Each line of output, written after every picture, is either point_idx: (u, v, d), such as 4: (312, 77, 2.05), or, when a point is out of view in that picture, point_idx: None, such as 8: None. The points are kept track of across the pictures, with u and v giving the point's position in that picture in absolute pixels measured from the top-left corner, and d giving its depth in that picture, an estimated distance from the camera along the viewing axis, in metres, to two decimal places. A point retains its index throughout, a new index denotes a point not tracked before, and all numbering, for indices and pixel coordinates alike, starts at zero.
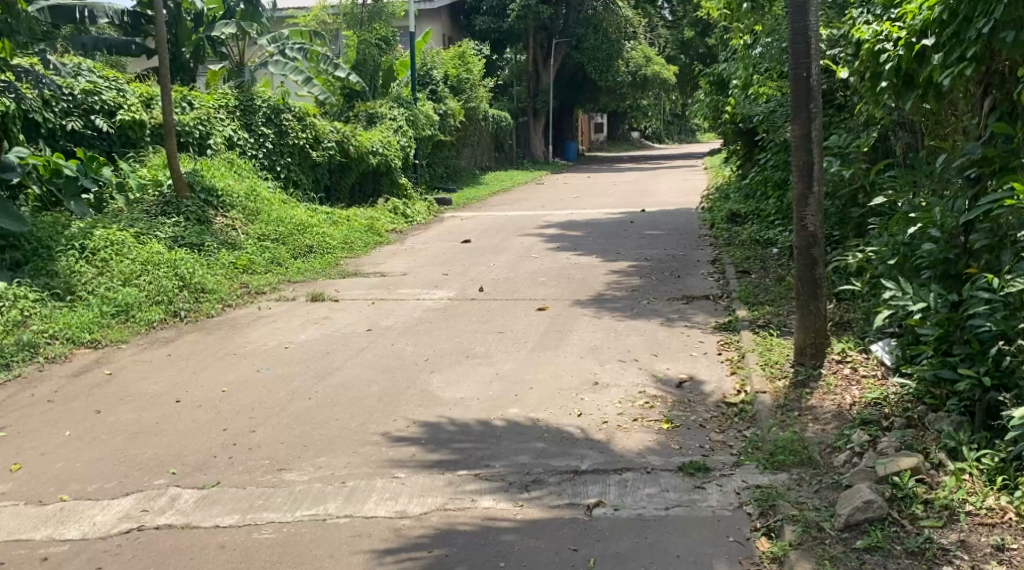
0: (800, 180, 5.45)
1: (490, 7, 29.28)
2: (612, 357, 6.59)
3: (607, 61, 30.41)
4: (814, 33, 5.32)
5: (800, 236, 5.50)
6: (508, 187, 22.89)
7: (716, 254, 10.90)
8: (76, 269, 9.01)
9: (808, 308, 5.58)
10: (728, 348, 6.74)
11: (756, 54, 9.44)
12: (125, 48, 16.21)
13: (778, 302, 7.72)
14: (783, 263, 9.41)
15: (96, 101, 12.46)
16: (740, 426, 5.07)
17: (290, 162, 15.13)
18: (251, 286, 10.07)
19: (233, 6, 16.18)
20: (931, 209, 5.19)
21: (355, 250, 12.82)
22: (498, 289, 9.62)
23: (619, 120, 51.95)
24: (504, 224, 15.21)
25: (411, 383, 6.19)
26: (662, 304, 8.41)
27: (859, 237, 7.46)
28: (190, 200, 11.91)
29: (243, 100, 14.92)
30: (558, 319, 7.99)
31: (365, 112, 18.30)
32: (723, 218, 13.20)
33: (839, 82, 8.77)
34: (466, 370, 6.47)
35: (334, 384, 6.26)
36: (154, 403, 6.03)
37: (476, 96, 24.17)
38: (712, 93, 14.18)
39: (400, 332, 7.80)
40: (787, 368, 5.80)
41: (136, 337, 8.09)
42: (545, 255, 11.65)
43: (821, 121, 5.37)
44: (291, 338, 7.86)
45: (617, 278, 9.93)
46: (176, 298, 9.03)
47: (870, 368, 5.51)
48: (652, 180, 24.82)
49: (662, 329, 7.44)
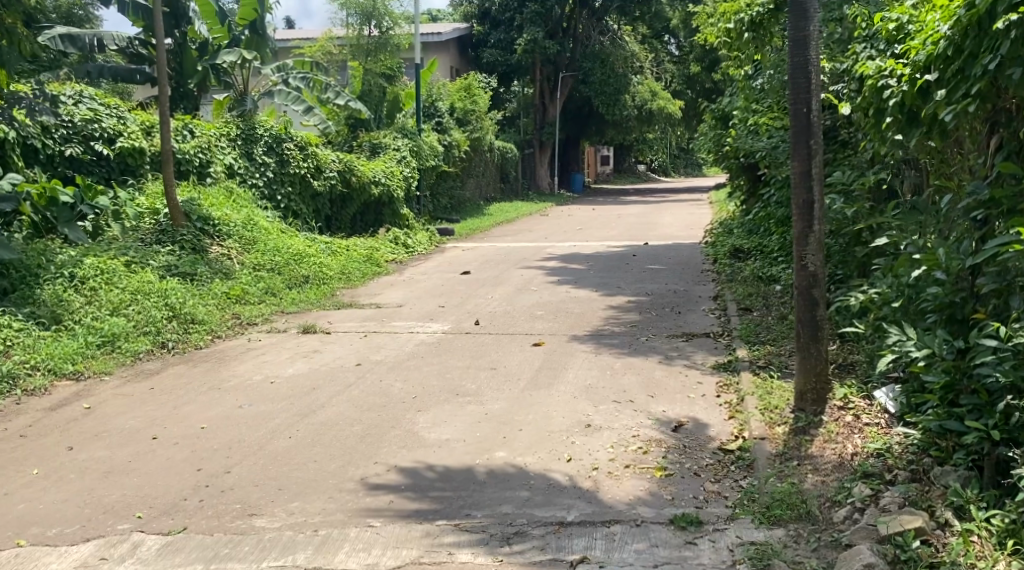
0: (800, 218, 5.26)
1: (498, 40, 29.34)
2: (606, 397, 6.36)
3: (614, 95, 30.15)
4: (816, 68, 5.15)
5: (800, 276, 5.29)
6: (511, 218, 22.77)
7: (718, 290, 10.69)
8: (64, 298, 8.85)
9: (807, 351, 5.36)
10: (727, 389, 6.51)
11: (759, 87, 9.32)
12: (129, 77, 16.10)
13: (779, 342, 7.50)
14: (786, 301, 9.20)
15: (96, 128, 12.35)
16: (736, 476, 4.83)
17: (290, 192, 15.00)
18: (242, 317, 9.89)
19: (238, 35, 16.07)
20: (936, 251, 4.99)
21: (352, 281, 12.64)
22: (494, 323, 9.43)
23: (626, 153, 51.99)
24: (505, 256, 15.04)
25: (396, 423, 5.97)
26: (660, 342, 8.20)
27: (864, 276, 7.25)
28: (185, 229, 11.75)
29: (245, 129, 14.83)
30: (553, 355, 7.78)
31: (369, 142, 18.23)
32: (726, 253, 13.00)
33: (842, 118, 8.61)
34: (454, 409, 6.25)
35: (317, 423, 6.04)
36: (130, 439, 5.83)
37: (482, 127, 24.15)
38: (715, 127, 14.08)
39: (390, 366, 7.60)
40: (786, 414, 5.57)
41: (120, 369, 7.90)
42: (544, 289, 11.46)
43: (822, 158, 5.18)
44: (278, 372, 7.67)
45: (616, 313, 9.72)
46: (164, 329, 8.85)
47: (874, 416, 5.27)
48: (657, 212, 24.67)
49: (659, 368, 7.22)
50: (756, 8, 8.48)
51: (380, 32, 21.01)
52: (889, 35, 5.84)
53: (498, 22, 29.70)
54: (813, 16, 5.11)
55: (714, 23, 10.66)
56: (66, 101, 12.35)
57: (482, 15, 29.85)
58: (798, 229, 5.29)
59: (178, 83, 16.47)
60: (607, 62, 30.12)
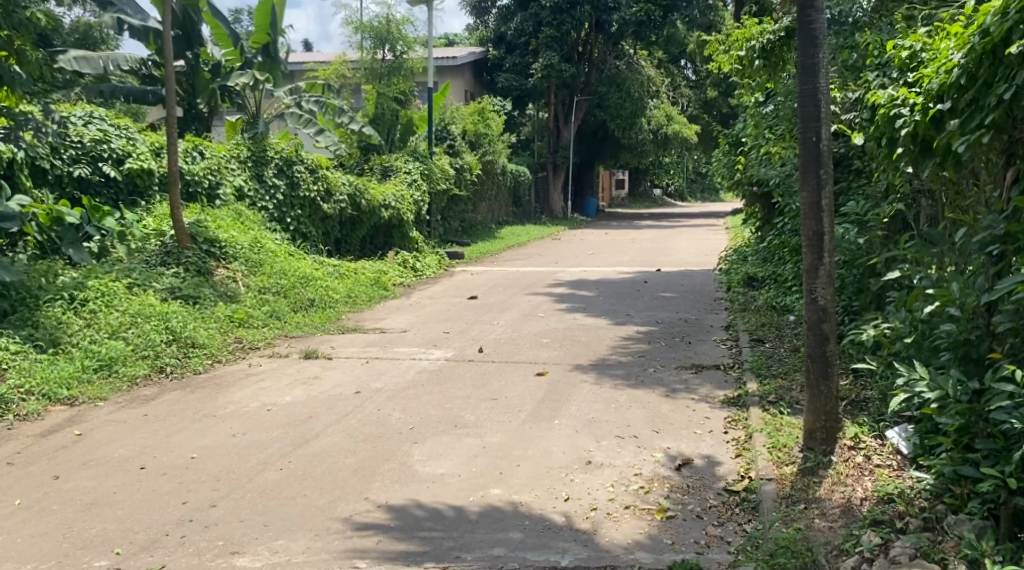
0: (810, 251, 5.09)
1: (513, 64, 29.26)
2: (610, 432, 6.18)
3: (629, 119, 30.50)
4: (826, 96, 4.99)
5: (810, 310, 5.11)
6: (522, 242, 22.62)
7: (730, 320, 10.50)
8: (63, 320, 8.74)
9: (817, 389, 5.16)
10: (734, 425, 6.31)
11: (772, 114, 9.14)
12: (142, 97, 16.13)
13: (790, 376, 7.31)
14: (799, 332, 9.01)
15: (104, 149, 12.27)
16: (740, 519, 4.64)
17: (300, 215, 14.93)
18: (245, 341, 9.75)
19: (251, 58, 16.03)
20: (950, 287, 4.80)
21: (358, 305, 12.52)
22: (499, 350, 9.26)
23: (641, 177, 51.81)
24: (514, 280, 14.88)
25: (391, 455, 5.82)
26: (668, 373, 8.01)
27: (878, 309, 7.06)
28: (191, 251, 11.63)
29: (256, 151, 14.66)
30: (557, 385, 7.62)
31: (381, 165, 18.17)
32: (740, 280, 12.80)
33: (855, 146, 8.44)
34: (451, 441, 6.09)
35: (310, 454, 5.90)
36: (117, 469, 5.69)
37: (494, 150, 24.10)
38: (729, 152, 13.97)
39: (390, 395, 7.45)
40: (795, 453, 5.36)
41: (116, 394, 7.77)
42: (551, 315, 11.29)
43: (831, 188, 5.02)
44: (277, 398, 7.53)
45: (624, 342, 9.54)
46: (163, 353, 8.74)
47: (885, 458, 5.05)
48: (670, 238, 24.52)
49: (665, 401, 7.04)
50: (766, 35, 8.34)
51: (394, 56, 20.70)
52: (901, 64, 5.68)
53: (513, 47, 29.66)
54: (822, 43, 4.95)
55: (727, 48, 10.51)
56: (75, 122, 12.30)
57: (497, 40, 29.83)
58: (808, 262, 5.11)
59: (189, 104, 16.44)
60: (623, 87, 30.28)
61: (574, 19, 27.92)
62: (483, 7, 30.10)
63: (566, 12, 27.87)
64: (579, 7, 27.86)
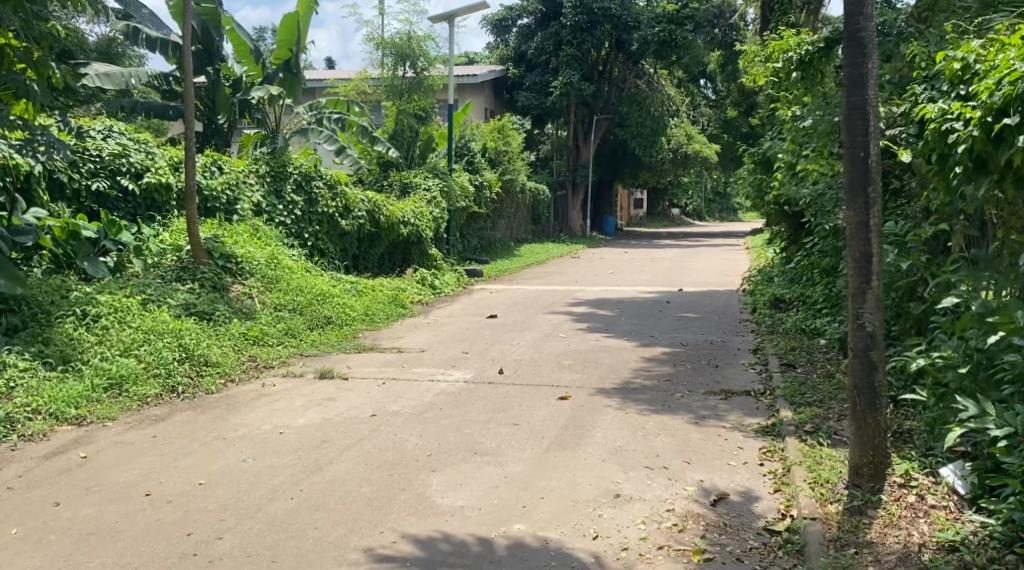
0: (856, 272, 4.77)
1: (533, 82, 28.68)
2: (638, 462, 5.84)
3: (651, 136, 29.93)
4: (874, 108, 4.70)
5: (856, 336, 4.80)
6: (542, 260, 22.33)
7: (758, 342, 10.14)
8: (74, 336, 8.51)
9: (862, 421, 4.84)
10: (770, 456, 5.96)
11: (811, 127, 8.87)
12: (162, 113, 15.79)
13: (827, 405, 6.97)
14: (832, 359, 8.67)
15: (123, 163, 12.09)
16: (784, 563, 4.35)
17: (318, 230, 14.71)
18: (259, 359, 9.50)
19: (272, 73, 15.98)
20: (1013, 315, 4.53)
21: (376, 323, 12.29)
22: (519, 372, 8.94)
23: (661, 197, 51.41)
24: (534, 299, 14.58)
25: (407, 484, 5.53)
26: (696, 399, 7.67)
27: (920, 335, 6.71)
28: (207, 266, 11.37)
29: (275, 166, 14.49)
30: (581, 410, 7.29)
31: (400, 182, 18.00)
32: (766, 302, 12.42)
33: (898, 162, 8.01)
34: (471, 469, 5.79)
35: (323, 481, 5.63)
36: (121, 495, 5.43)
37: (514, 168, 23.86)
38: (756, 171, 13.62)
39: (407, 418, 7.15)
40: (840, 490, 5.03)
41: (125, 414, 7.53)
42: (573, 336, 10.96)
43: (880, 208, 4.72)
44: (289, 421, 7.25)
45: (649, 364, 9.21)
46: (176, 371, 8.49)
47: (940, 497, 4.73)
48: (691, 257, 24.24)
49: (696, 428, 6.69)
50: (805, 47, 8.18)
51: (415, 73, 20.18)
52: (953, 76, 5.39)
53: (534, 66, 29.20)
54: (871, 52, 4.67)
55: (762, 63, 10.24)
56: (94, 136, 12.12)
57: (518, 58, 29.57)
58: (853, 284, 4.80)
59: (209, 119, 16.25)
60: (644, 105, 29.91)
61: (594, 38, 27.96)
62: (505, 25, 30.08)
63: (587, 31, 27.90)
64: (599, 27, 27.90)
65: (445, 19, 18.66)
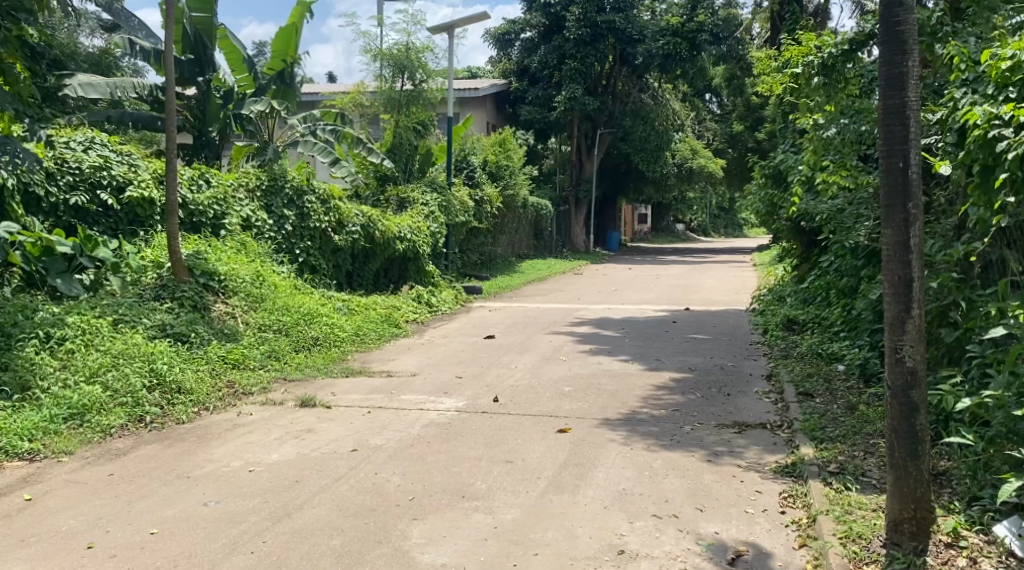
0: (895, 300, 4.18)
1: (535, 97, 28.23)
2: (644, 510, 5.26)
3: (655, 152, 29.41)
4: (915, 112, 4.10)
5: (894, 373, 4.21)
6: (544, 276, 21.72)
7: (771, 367, 9.49)
8: (36, 361, 7.89)
9: (902, 469, 4.24)
10: (792, 503, 5.35)
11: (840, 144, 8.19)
12: (151, 125, 15.22)
13: (854, 444, 6.36)
14: (854, 388, 8.02)
15: (104, 176, 11.45)
16: None
17: (310, 246, 14.03)
18: (237, 386, 8.87)
19: (264, 84, 15.44)
20: None
21: (367, 343, 11.67)
22: (516, 401, 8.29)
23: (665, 211, 50.63)
24: (534, 318, 13.94)
25: (385, 536, 4.98)
26: (708, 433, 7.02)
27: (954, 366, 6.11)
28: (189, 284, 10.71)
29: (266, 180, 13.94)
30: (581, 445, 6.67)
31: (397, 197, 17.44)
32: (778, 323, 11.74)
33: (938, 178, 7.24)
34: (457, 517, 5.20)
35: (290, 530, 5.06)
36: (60, 548, 4.87)
37: (516, 184, 23.24)
38: (767, 186, 13.03)
39: (391, 454, 6.54)
40: (876, 549, 4.47)
41: (85, 448, 6.93)
42: (574, 359, 10.31)
43: (922, 227, 4.12)
44: (262, 456, 6.62)
45: (656, 393, 8.55)
46: (145, 400, 7.88)
47: (993, 561, 4.23)
48: (696, 273, 23.68)
49: (708, 468, 6.07)
50: (829, 50, 7.39)
51: (413, 85, 19.15)
52: (999, 78, 4.91)
53: (537, 80, 28.72)
54: (911, 48, 4.06)
55: (780, 69, 9.59)
56: (73, 148, 11.45)
57: (521, 72, 29.07)
58: (891, 313, 4.21)
59: (200, 131, 15.24)
60: (648, 120, 29.38)
61: (598, 52, 27.38)
62: (506, 39, 29.23)
63: (591, 45, 27.35)
64: (603, 40, 27.41)
65: (445, 29, 18.16)
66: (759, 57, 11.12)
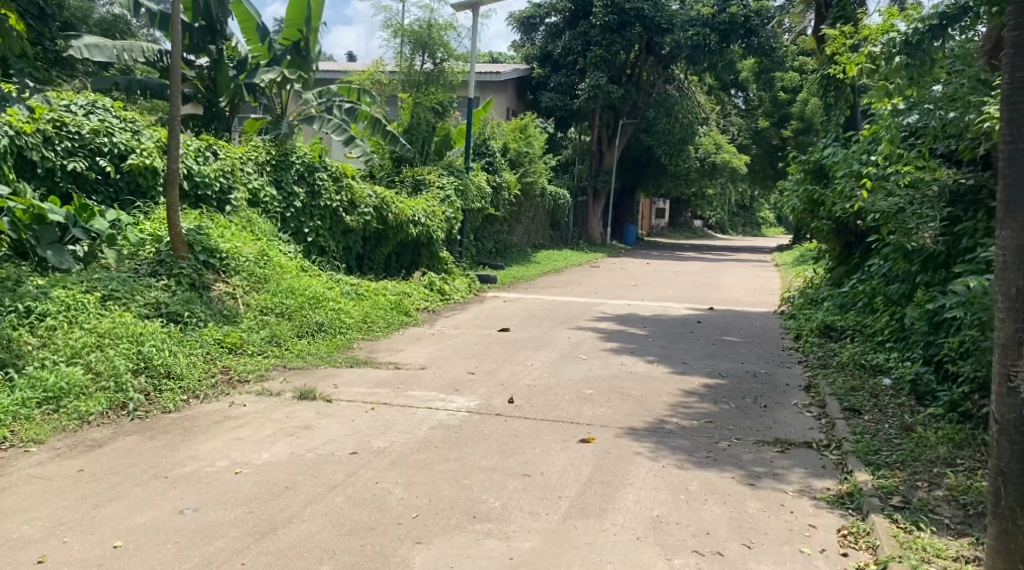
0: (1008, 317, 3.70)
1: (557, 83, 27.34)
2: (684, 544, 4.57)
3: (678, 145, 28.46)
4: None
5: (1004, 408, 3.74)
6: (559, 268, 20.99)
7: (809, 378, 8.73)
8: (13, 337, 7.22)
9: (1010, 522, 3.76)
10: (854, 544, 4.66)
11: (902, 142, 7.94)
12: (161, 94, 14.49)
13: (914, 473, 5.62)
14: (906, 404, 7.29)
15: (105, 143, 10.69)
16: None
17: (319, 226, 13.38)
18: (231, 373, 8.21)
19: (279, 55, 14.57)
20: None
21: (374, 331, 10.98)
22: (533, 403, 7.58)
23: (683, 206, 49.73)
24: (551, 312, 13.21)
25: (383, 563, 4.30)
26: (747, 451, 6.29)
27: None
28: (188, 262, 10.00)
29: (277, 154, 13.18)
30: (606, 459, 5.95)
31: (412, 178, 16.53)
32: (814, 328, 10.91)
33: None
34: (466, 543, 4.51)
35: (272, 551, 4.38)
36: (6, 561, 4.23)
37: (535, 171, 22.51)
38: (806, 182, 12.35)
39: (395, 459, 5.85)
40: None
41: (57, 438, 6.27)
42: (595, 358, 9.60)
43: None
44: (251, 456, 5.93)
45: (684, 400, 7.81)
46: (129, 384, 7.22)
47: None
48: (717, 271, 22.87)
49: (752, 493, 5.35)
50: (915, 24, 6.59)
51: (433, 65, 18.59)
52: None
53: (559, 66, 27.77)
54: None
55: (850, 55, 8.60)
56: (74, 111, 10.71)
57: (544, 58, 28.09)
58: (1004, 333, 3.73)
59: (211, 102, 14.50)
60: (672, 112, 28.33)
61: (624, 40, 26.47)
62: (532, 23, 28.64)
63: (616, 32, 26.45)
64: (629, 28, 26.51)
65: (469, 6, 17.42)
66: (829, 34, 10.22)
